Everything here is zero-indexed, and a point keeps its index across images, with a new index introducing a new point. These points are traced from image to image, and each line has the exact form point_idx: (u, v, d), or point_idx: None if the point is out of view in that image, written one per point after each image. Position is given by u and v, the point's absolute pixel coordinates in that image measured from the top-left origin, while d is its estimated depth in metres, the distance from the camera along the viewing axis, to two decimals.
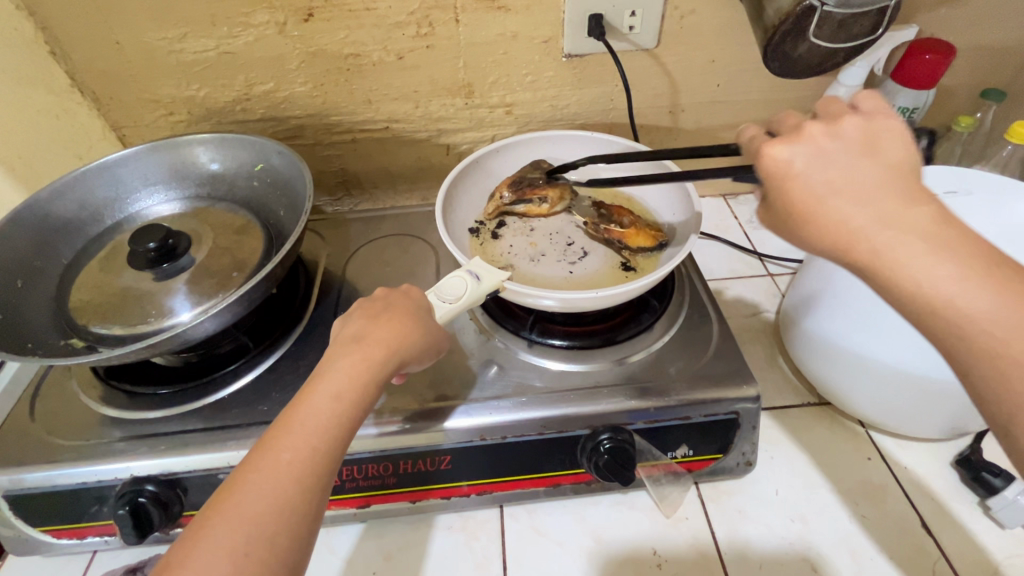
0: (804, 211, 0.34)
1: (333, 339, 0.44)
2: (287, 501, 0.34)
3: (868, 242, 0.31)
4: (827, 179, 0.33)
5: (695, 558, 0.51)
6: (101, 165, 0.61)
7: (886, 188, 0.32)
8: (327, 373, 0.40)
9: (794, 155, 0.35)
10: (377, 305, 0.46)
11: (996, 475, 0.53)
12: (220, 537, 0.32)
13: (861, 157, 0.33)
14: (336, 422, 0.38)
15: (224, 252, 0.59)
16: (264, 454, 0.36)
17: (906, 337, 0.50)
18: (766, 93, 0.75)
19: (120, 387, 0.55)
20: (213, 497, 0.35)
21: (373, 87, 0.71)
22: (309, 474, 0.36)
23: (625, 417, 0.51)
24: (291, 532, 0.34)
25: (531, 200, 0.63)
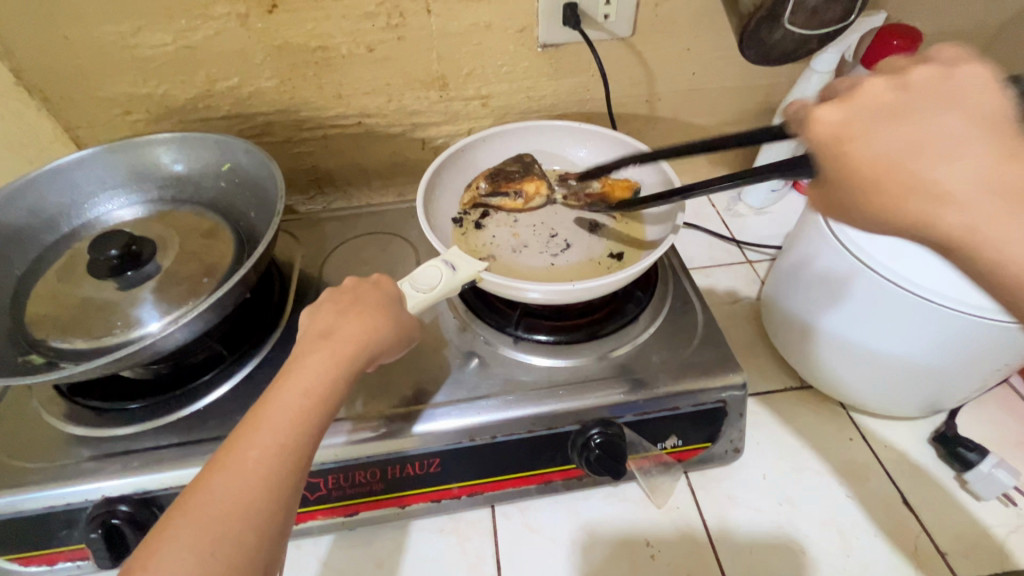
0: (874, 182, 0.30)
1: (304, 332, 0.43)
2: (258, 500, 0.33)
3: (961, 213, 0.29)
4: (902, 139, 0.29)
5: (688, 547, 0.52)
6: (53, 169, 0.57)
7: (980, 142, 0.28)
8: (296, 369, 0.39)
9: (850, 116, 0.31)
10: (347, 296, 0.45)
11: (970, 449, 0.55)
12: (185, 541, 0.30)
13: (952, 107, 0.29)
14: (306, 418, 0.36)
15: (193, 257, 0.56)
16: (230, 453, 0.34)
17: (936, 331, 0.48)
18: (740, 81, 0.76)
19: (85, 404, 0.52)
20: (176, 500, 0.32)
21: (343, 81, 0.68)
22: (281, 471, 0.34)
23: (614, 411, 0.50)
24: (262, 532, 0.32)
25: (507, 193, 0.62)
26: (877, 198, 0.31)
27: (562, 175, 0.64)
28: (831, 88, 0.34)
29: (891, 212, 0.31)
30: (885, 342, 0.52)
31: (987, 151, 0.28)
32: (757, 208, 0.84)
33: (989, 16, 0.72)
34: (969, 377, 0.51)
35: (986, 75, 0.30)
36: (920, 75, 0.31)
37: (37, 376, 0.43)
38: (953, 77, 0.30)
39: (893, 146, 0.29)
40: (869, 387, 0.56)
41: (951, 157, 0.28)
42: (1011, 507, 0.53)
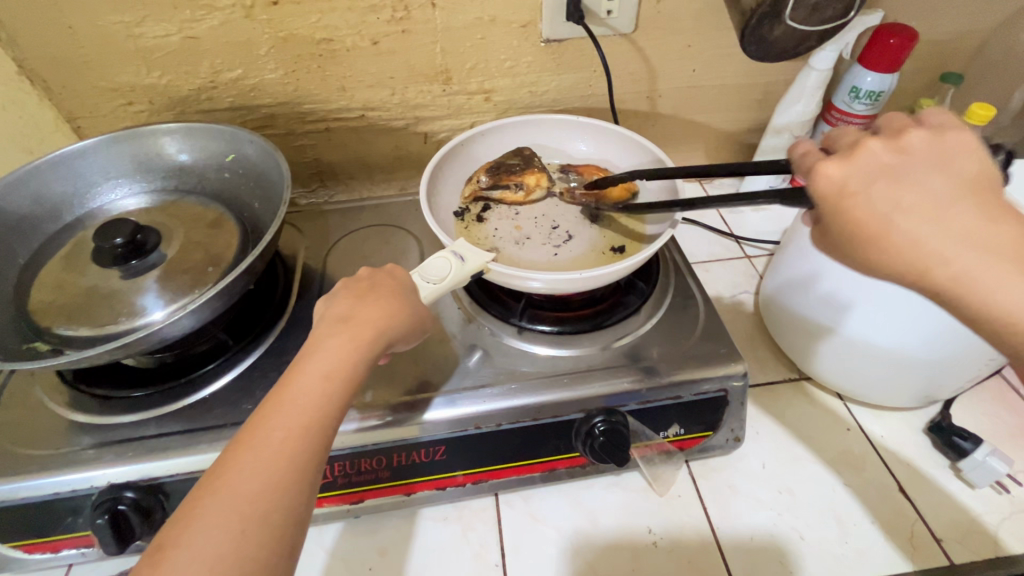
0: (873, 234, 0.34)
1: (321, 317, 0.43)
2: (282, 479, 0.33)
3: (947, 265, 0.32)
4: (895, 200, 0.33)
5: (689, 535, 0.52)
6: (58, 158, 0.57)
7: (960, 206, 0.33)
8: (315, 354, 0.39)
9: (852, 172, 0.35)
10: (362, 285, 0.45)
11: (965, 438, 0.56)
12: (213, 518, 0.31)
13: (937, 170, 0.34)
14: (327, 402, 0.37)
15: (198, 247, 0.56)
16: (255, 434, 0.35)
17: (940, 329, 0.49)
18: (738, 78, 0.77)
19: (89, 392, 0.52)
20: (204, 480, 0.33)
21: (347, 73, 0.69)
22: (303, 452, 0.35)
23: (617, 399, 0.51)
24: (288, 511, 0.33)
25: (507, 186, 0.62)
26: (876, 244, 0.34)
27: (563, 169, 0.66)
28: (833, 142, 0.39)
29: (888, 259, 0.34)
30: (892, 341, 0.52)
31: (975, 210, 0.32)
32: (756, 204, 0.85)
33: (984, 16, 0.73)
34: (964, 368, 0.53)
35: (970, 144, 0.35)
36: (916, 138, 0.35)
37: (45, 362, 0.43)
38: (942, 142, 0.35)
39: (888, 201, 0.34)
40: (869, 379, 0.57)
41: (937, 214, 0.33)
42: (1004, 494, 0.55)
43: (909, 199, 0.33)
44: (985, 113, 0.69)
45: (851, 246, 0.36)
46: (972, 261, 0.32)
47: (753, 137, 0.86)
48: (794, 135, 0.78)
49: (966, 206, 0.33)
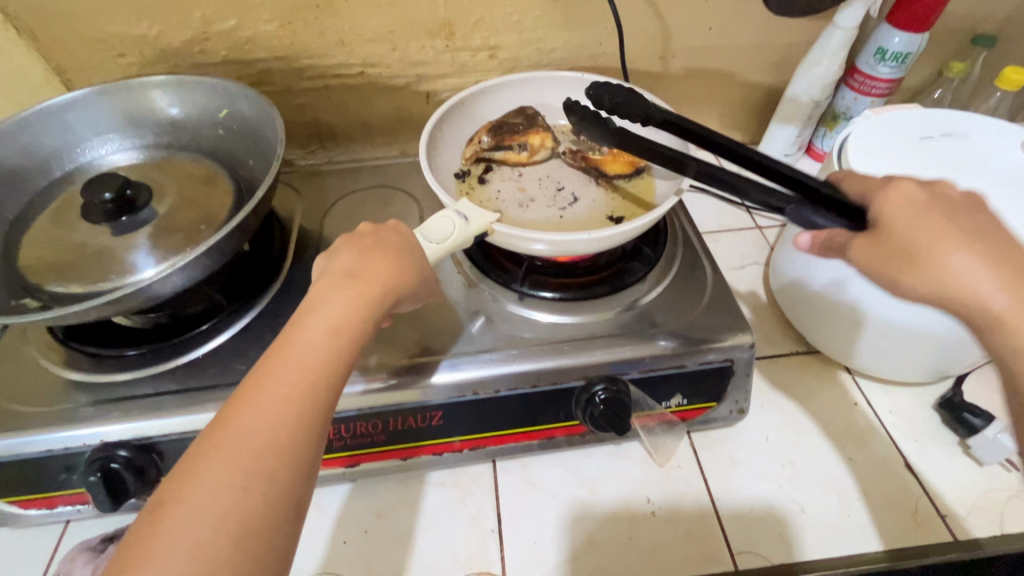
0: (922, 266, 0.36)
1: (322, 272, 0.41)
2: (287, 436, 0.33)
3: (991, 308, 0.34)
4: (953, 237, 0.35)
5: (688, 507, 0.51)
6: (45, 110, 0.55)
7: (994, 253, 0.35)
8: (319, 309, 0.38)
9: (927, 203, 0.37)
10: (367, 241, 0.43)
11: (975, 415, 0.54)
12: (217, 474, 0.31)
13: (966, 214, 0.37)
14: (332, 359, 0.36)
15: (190, 204, 0.55)
16: (256, 390, 0.34)
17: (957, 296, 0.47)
18: (758, 37, 0.73)
19: (83, 350, 0.52)
20: (204, 435, 0.32)
21: (346, 26, 0.66)
22: (308, 411, 0.34)
23: (619, 367, 0.50)
24: (292, 469, 0.32)
25: (511, 146, 0.60)
26: (929, 268, 0.35)
27: (575, 130, 0.63)
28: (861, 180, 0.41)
29: (938, 283, 0.35)
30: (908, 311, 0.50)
31: (1010, 250, 0.35)
32: None
33: None
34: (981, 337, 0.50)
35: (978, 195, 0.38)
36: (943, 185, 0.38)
37: (35, 316, 0.42)
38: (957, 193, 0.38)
39: (987, 228, 0.36)
40: (876, 349, 0.55)
41: (970, 254, 0.35)
42: (1013, 472, 0.53)
43: (954, 231, 0.36)
44: (1018, 78, 0.65)
45: (897, 269, 0.37)
46: (1018, 297, 0.34)
47: (771, 103, 0.82)
48: (814, 99, 0.74)
49: (999, 244, 0.35)
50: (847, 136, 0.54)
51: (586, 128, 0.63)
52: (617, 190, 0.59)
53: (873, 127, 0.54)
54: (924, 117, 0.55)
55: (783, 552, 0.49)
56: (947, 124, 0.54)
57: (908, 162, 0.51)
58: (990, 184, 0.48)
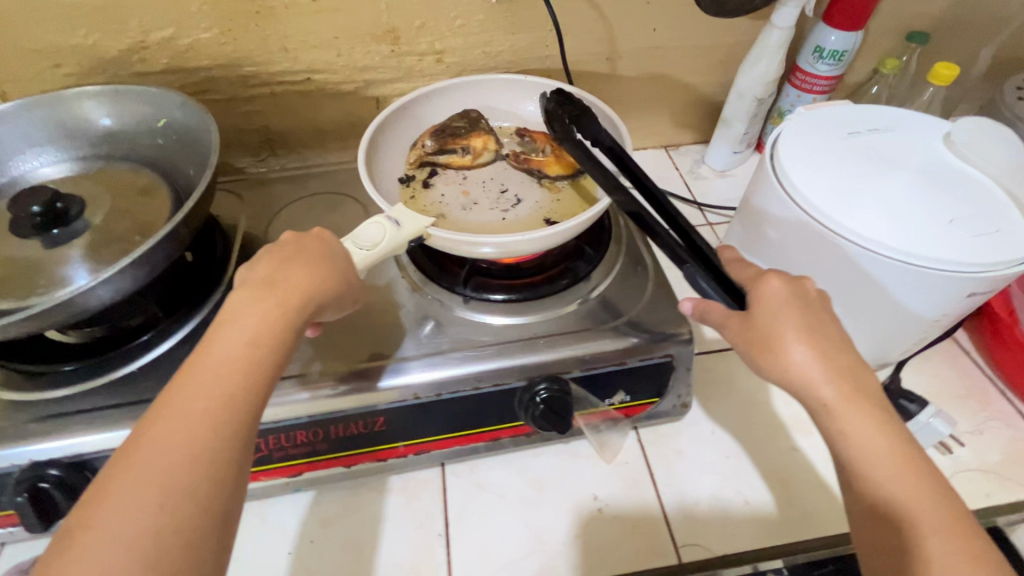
0: (773, 347, 0.39)
1: (240, 283, 0.40)
2: (206, 450, 0.32)
3: (819, 394, 0.38)
4: (800, 329, 0.39)
5: (634, 503, 0.52)
6: None
7: (831, 350, 0.39)
8: (236, 320, 0.37)
9: (789, 293, 0.41)
10: (286, 248, 0.42)
11: (912, 401, 0.55)
12: (131, 494, 0.30)
13: (815, 312, 0.40)
14: (253, 368, 0.35)
15: (125, 215, 0.54)
16: (171, 406, 0.33)
17: (902, 287, 0.48)
18: (701, 38, 0.74)
19: (15, 368, 0.51)
20: (118, 455, 0.32)
21: (288, 33, 0.65)
22: (230, 422, 0.34)
23: (561, 366, 0.50)
24: (215, 481, 0.32)
25: (453, 149, 0.61)
26: (777, 353, 0.39)
27: (519, 132, 0.63)
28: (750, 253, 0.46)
29: (782, 366, 0.39)
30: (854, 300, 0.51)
31: (840, 347, 0.40)
32: (720, 170, 0.84)
33: None
34: (913, 324, 0.51)
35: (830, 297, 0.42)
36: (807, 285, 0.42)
37: None
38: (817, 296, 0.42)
39: (828, 319, 0.41)
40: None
41: (808, 345, 0.39)
42: (949, 456, 0.54)
43: (803, 327, 0.39)
44: (950, 73, 0.67)
45: (756, 348, 0.40)
46: (841, 390, 0.38)
47: (719, 101, 0.83)
48: (758, 98, 0.75)
49: (837, 341, 0.40)
50: (780, 133, 0.55)
51: (530, 129, 0.64)
52: (560, 189, 0.60)
53: (804, 123, 0.56)
54: (850, 111, 0.57)
55: (727, 543, 0.50)
56: (873, 118, 0.56)
57: (838, 154, 0.52)
58: (914, 176, 0.50)
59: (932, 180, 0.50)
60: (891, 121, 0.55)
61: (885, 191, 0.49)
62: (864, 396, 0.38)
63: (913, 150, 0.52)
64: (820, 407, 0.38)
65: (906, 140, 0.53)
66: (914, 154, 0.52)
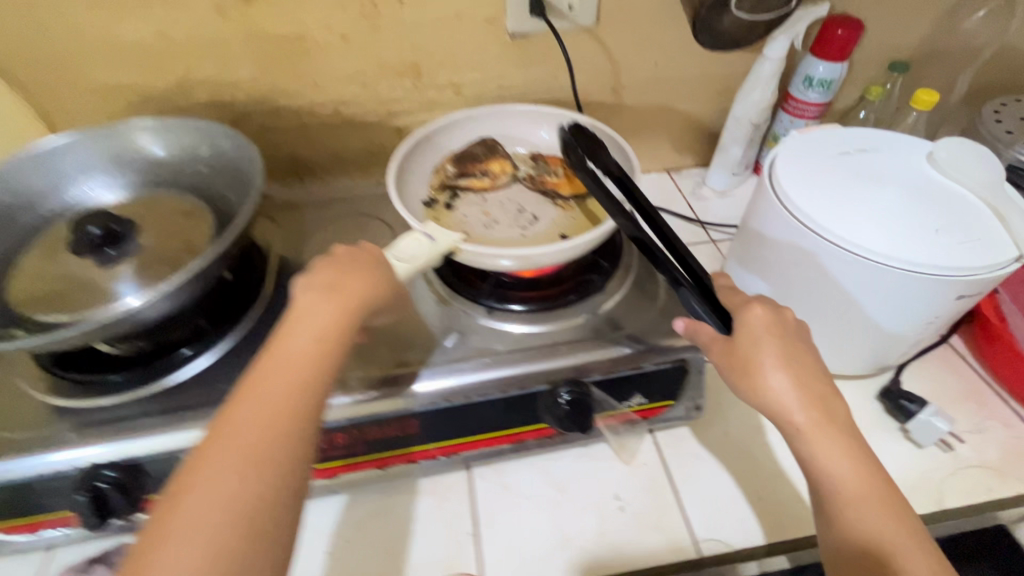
0: (753, 373, 0.44)
1: (302, 287, 0.44)
2: (285, 429, 0.36)
3: (792, 419, 0.43)
4: (775, 360, 0.44)
5: (652, 499, 0.55)
6: (36, 153, 0.58)
7: (804, 379, 0.44)
8: (306, 317, 0.41)
9: (768, 323, 0.45)
10: (342, 259, 0.46)
11: (912, 401, 0.59)
12: (223, 464, 0.34)
13: (789, 342, 0.45)
14: (322, 361, 0.39)
15: (174, 237, 0.58)
16: (253, 391, 0.37)
17: (899, 292, 0.51)
18: (699, 69, 0.80)
19: (68, 378, 0.54)
20: (208, 432, 0.36)
21: (319, 69, 0.71)
22: (305, 406, 0.37)
23: (583, 371, 0.53)
24: (292, 457, 0.35)
25: (474, 173, 0.65)
26: (756, 380, 0.44)
27: (533, 156, 0.68)
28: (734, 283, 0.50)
29: (760, 391, 0.44)
30: (856, 307, 0.55)
31: (811, 373, 0.44)
32: (720, 191, 0.89)
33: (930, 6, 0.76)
34: (909, 328, 0.55)
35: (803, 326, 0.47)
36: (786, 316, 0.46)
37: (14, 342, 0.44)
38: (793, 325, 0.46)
39: (803, 348, 0.45)
40: (816, 342, 0.60)
41: (781, 373, 0.43)
42: (950, 452, 0.57)
43: (780, 356, 0.44)
44: (929, 98, 0.73)
45: (737, 373, 0.45)
46: (811, 418, 0.43)
47: (717, 126, 0.89)
48: (753, 122, 0.80)
49: (810, 370, 0.44)
50: (776, 155, 0.60)
51: (543, 154, 0.69)
52: (574, 207, 0.64)
53: (798, 145, 0.60)
54: (837, 133, 0.62)
55: (742, 537, 0.52)
56: (859, 139, 0.61)
57: (832, 173, 0.57)
58: (902, 190, 0.54)
59: (918, 194, 0.54)
60: (876, 142, 0.60)
61: (876, 205, 0.53)
62: (832, 421, 0.43)
63: (899, 167, 0.57)
64: (793, 430, 0.43)
65: (892, 158, 0.58)
66: (900, 171, 0.56)
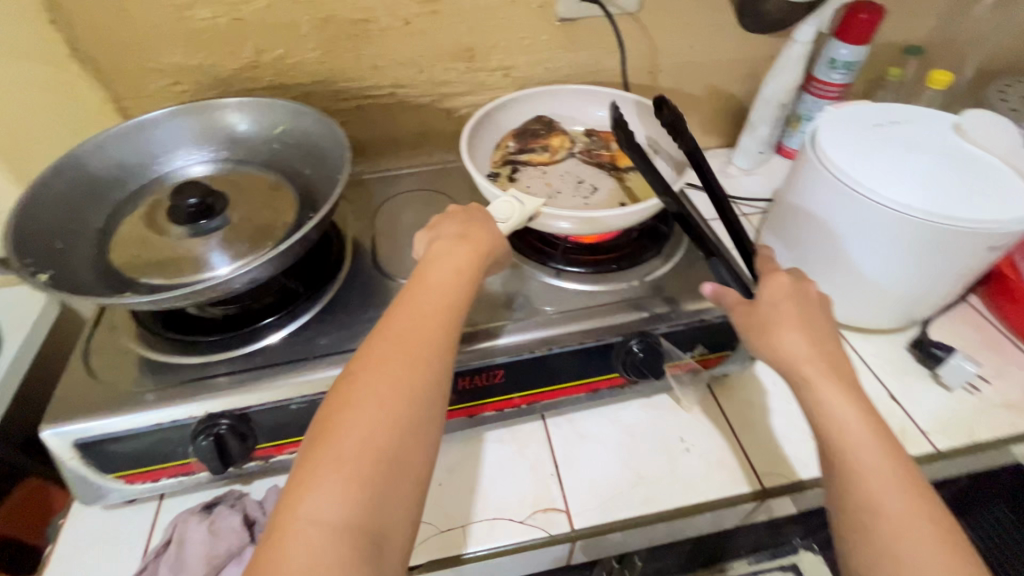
0: (767, 327, 0.48)
1: (433, 233, 0.51)
2: (435, 334, 0.43)
3: (800, 370, 0.46)
4: (787, 317, 0.47)
5: (714, 440, 0.60)
6: (138, 125, 0.63)
7: (817, 338, 0.47)
8: (446, 250, 0.48)
9: (785, 288, 0.49)
10: (461, 213, 0.53)
11: (940, 348, 0.65)
12: (389, 352, 0.41)
13: (805, 307, 0.48)
14: (461, 287, 0.46)
15: (262, 209, 0.62)
16: (409, 302, 0.45)
17: (936, 245, 0.57)
18: (730, 53, 0.85)
19: (168, 337, 0.57)
20: (374, 330, 0.44)
21: (380, 53, 0.75)
22: (450, 320, 0.44)
23: (651, 324, 0.58)
24: (440, 358, 0.42)
25: (534, 149, 0.71)
26: (767, 334, 0.48)
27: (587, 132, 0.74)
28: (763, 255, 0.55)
29: (769, 344, 0.47)
30: (895, 264, 0.60)
31: (824, 335, 0.47)
32: (747, 170, 0.95)
33: None
34: (941, 282, 0.61)
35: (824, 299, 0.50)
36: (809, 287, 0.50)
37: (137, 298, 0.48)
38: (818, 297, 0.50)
39: (818, 315, 0.48)
40: (854, 299, 0.66)
41: (789, 330, 0.47)
42: (976, 394, 0.64)
43: (795, 315, 0.48)
44: (945, 78, 0.79)
45: (752, 329, 0.49)
46: (819, 372, 0.45)
47: (743, 108, 0.94)
48: (781, 103, 0.86)
49: (824, 334, 0.47)
50: (816, 127, 0.65)
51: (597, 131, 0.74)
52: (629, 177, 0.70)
53: (835, 118, 0.66)
54: (869, 109, 0.68)
55: (799, 470, 0.58)
56: (889, 113, 0.67)
57: (869, 142, 0.62)
58: (934, 156, 0.60)
59: (949, 160, 0.60)
60: (906, 116, 0.66)
61: (911, 169, 0.59)
62: (842, 380, 0.45)
63: (930, 137, 0.63)
64: (801, 381, 0.46)
65: (921, 130, 0.64)
66: (930, 140, 0.62)
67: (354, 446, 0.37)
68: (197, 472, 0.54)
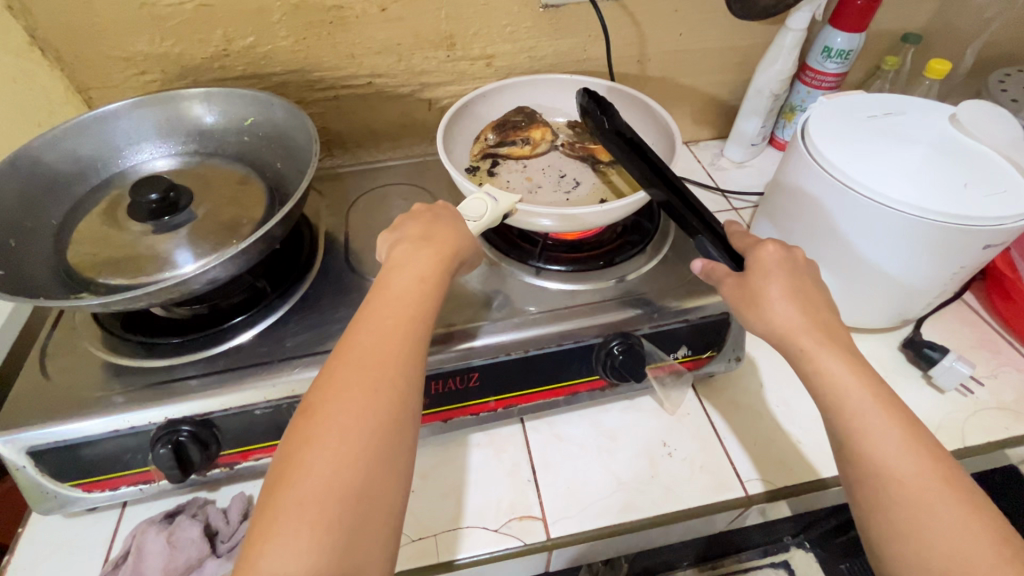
0: (758, 301, 0.47)
1: (398, 240, 0.49)
2: (398, 352, 0.41)
3: (796, 340, 0.44)
4: (781, 289, 0.46)
5: (698, 444, 0.58)
6: (96, 118, 0.60)
7: (810, 308, 0.46)
8: (408, 261, 0.46)
9: (777, 258, 0.48)
10: (426, 216, 0.51)
11: (934, 349, 0.62)
12: (351, 378, 0.39)
13: (795, 276, 0.47)
14: (424, 298, 0.44)
15: (228, 204, 0.59)
16: (368, 321, 0.42)
17: (935, 243, 0.54)
18: (721, 41, 0.82)
19: (130, 339, 0.55)
20: (332, 355, 0.41)
21: (356, 40, 0.72)
22: (413, 336, 0.42)
23: (632, 324, 0.56)
24: (406, 378, 0.40)
25: (514, 141, 0.67)
26: (762, 308, 0.46)
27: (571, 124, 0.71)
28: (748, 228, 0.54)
29: (765, 319, 0.46)
30: (889, 261, 0.58)
31: (817, 306, 0.46)
32: (738, 162, 0.92)
33: None
34: (936, 279, 0.59)
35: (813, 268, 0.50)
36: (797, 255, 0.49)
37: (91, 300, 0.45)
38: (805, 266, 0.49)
39: (810, 285, 0.47)
40: (847, 297, 0.64)
41: (782, 301, 0.46)
42: (969, 396, 0.62)
43: (787, 287, 0.46)
44: (943, 67, 0.76)
45: (745, 304, 0.48)
46: (815, 340, 0.44)
47: (735, 98, 0.92)
48: (774, 93, 0.83)
49: (818, 304, 0.46)
50: (806, 120, 0.63)
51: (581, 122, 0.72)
52: (613, 172, 0.67)
53: (824, 110, 0.63)
54: (859, 99, 0.65)
55: (784, 475, 0.56)
56: (880, 103, 0.64)
57: (859, 134, 0.60)
58: (927, 148, 0.58)
59: (942, 153, 0.57)
60: (898, 106, 0.63)
61: (904, 163, 0.56)
62: (840, 351, 0.44)
63: (922, 129, 0.60)
64: (799, 353, 0.44)
65: (913, 121, 0.61)
66: (923, 132, 0.60)
67: (318, 483, 0.35)
68: (158, 480, 0.52)
